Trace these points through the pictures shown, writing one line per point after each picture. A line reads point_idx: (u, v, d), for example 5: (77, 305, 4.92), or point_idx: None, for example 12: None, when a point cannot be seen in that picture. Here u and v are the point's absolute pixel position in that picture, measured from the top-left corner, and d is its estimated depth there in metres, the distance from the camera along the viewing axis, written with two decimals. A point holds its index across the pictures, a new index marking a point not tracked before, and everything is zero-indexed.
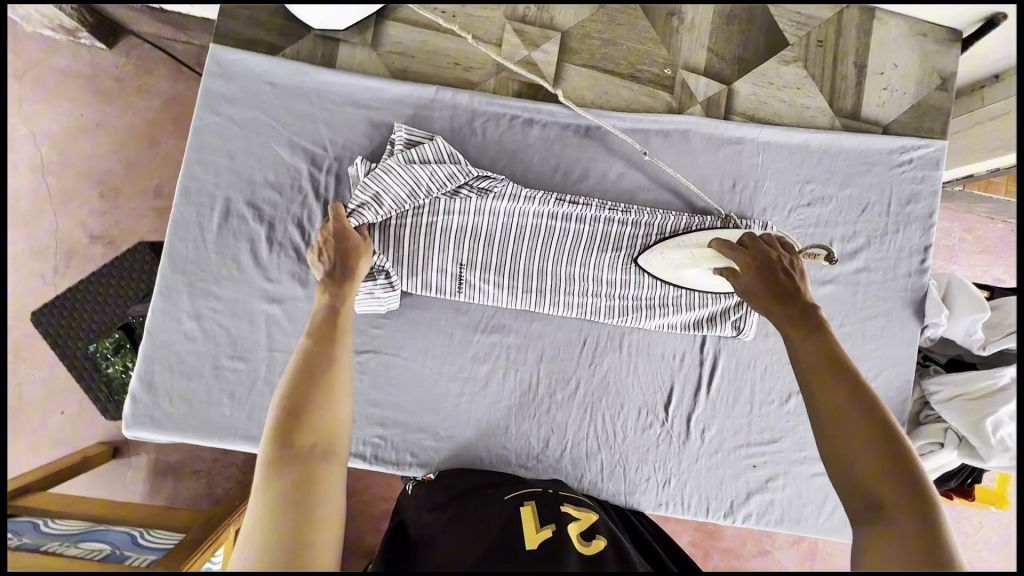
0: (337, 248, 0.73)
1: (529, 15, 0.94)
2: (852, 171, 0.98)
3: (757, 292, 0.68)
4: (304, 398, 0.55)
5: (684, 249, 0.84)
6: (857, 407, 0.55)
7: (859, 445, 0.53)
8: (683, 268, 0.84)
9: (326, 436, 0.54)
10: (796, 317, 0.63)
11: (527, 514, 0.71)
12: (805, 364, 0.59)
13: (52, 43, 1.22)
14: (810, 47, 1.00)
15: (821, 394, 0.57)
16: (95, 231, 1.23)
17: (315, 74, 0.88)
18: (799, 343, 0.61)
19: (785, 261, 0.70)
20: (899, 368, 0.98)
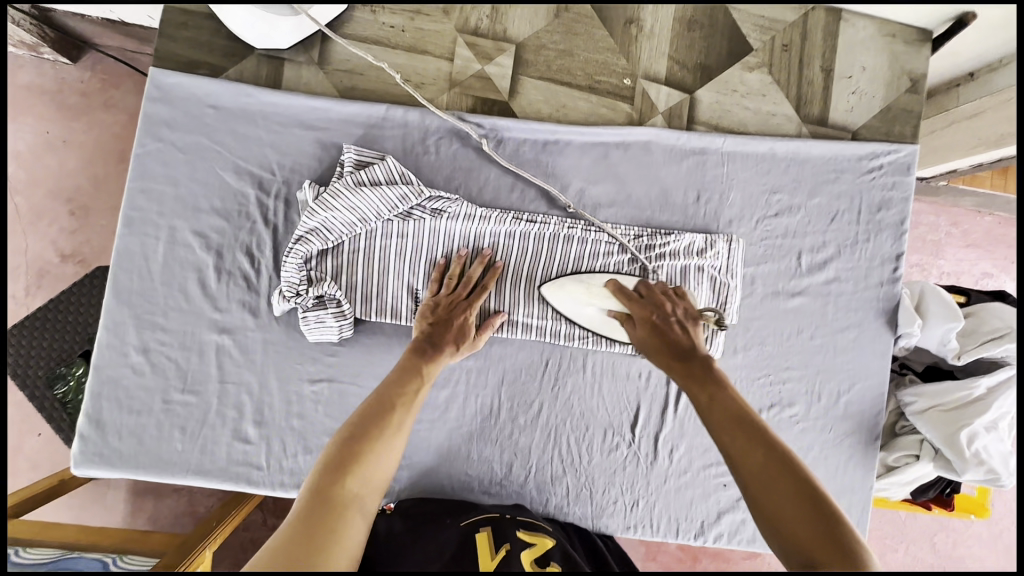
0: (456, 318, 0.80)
1: (481, 27, 0.92)
2: (821, 179, 0.96)
3: (656, 347, 0.74)
4: (365, 428, 0.62)
5: (586, 284, 0.84)
6: (772, 457, 0.60)
7: (780, 496, 0.57)
8: (578, 305, 0.84)
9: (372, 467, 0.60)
10: (697, 373, 0.70)
11: (480, 542, 0.70)
12: (721, 420, 0.64)
13: (15, 59, 1.20)
14: (775, 52, 0.97)
15: (739, 450, 0.61)
16: (65, 250, 1.20)
17: (259, 95, 0.85)
18: (708, 403, 0.66)
19: (677, 310, 0.77)
20: (872, 381, 0.95)
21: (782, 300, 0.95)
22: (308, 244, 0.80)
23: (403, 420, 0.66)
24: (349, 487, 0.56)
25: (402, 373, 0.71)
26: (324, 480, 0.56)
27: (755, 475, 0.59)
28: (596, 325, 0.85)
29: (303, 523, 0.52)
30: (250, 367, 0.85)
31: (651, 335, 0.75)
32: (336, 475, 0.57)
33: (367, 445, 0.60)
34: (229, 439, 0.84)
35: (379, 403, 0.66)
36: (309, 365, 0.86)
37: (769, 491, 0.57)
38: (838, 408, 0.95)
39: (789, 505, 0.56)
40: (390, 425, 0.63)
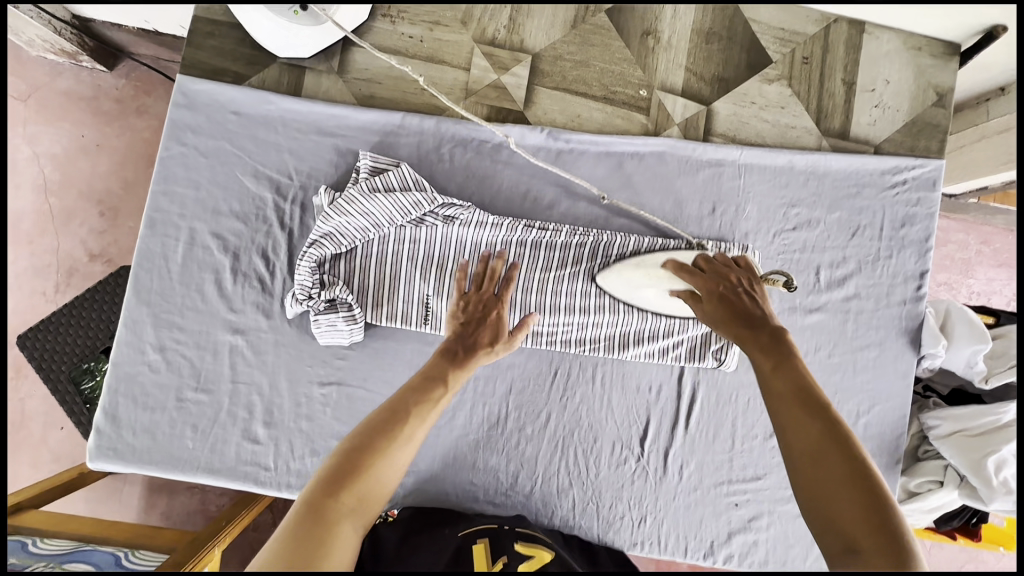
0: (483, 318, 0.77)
1: (498, 38, 0.92)
2: (841, 194, 0.94)
3: (722, 318, 0.68)
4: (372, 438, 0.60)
5: (644, 268, 0.82)
6: (825, 433, 0.55)
7: (826, 475, 0.53)
8: (637, 290, 0.83)
9: (370, 485, 0.57)
10: (764, 342, 0.64)
11: (477, 554, 0.69)
12: (775, 390, 0.60)
13: (55, 66, 1.25)
14: (795, 65, 0.96)
15: (792, 422, 0.57)
16: (94, 249, 1.24)
17: (279, 103, 0.88)
18: (769, 371, 0.61)
19: (742, 282, 0.73)
20: (892, 403, 0.92)
21: (799, 316, 0.93)
22: (321, 248, 0.81)
23: (414, 433, 0.63)
24: (344, 502, 0.55)
25: (422, 380, 0.67)
26: (322, 492, 0.55)
27: (805, 450, 0.55)
28: (655, 306, 0.84)
29: (293, 535, 0.51)
30: (262, 368, 0.86)
31: (718, 306, 0.70)
32: (336, 488, 0.55)
33: (371, 461, 0.58)
34: (239, 439, 0.85)
35: (391, 413, 0.63)
36: (319, 368, 0.86)
37: (814, 468, 0.54)
38: (856, 430, 0.92)
39: (834, 487, 0.52)
40: (397, 439, 0.60)
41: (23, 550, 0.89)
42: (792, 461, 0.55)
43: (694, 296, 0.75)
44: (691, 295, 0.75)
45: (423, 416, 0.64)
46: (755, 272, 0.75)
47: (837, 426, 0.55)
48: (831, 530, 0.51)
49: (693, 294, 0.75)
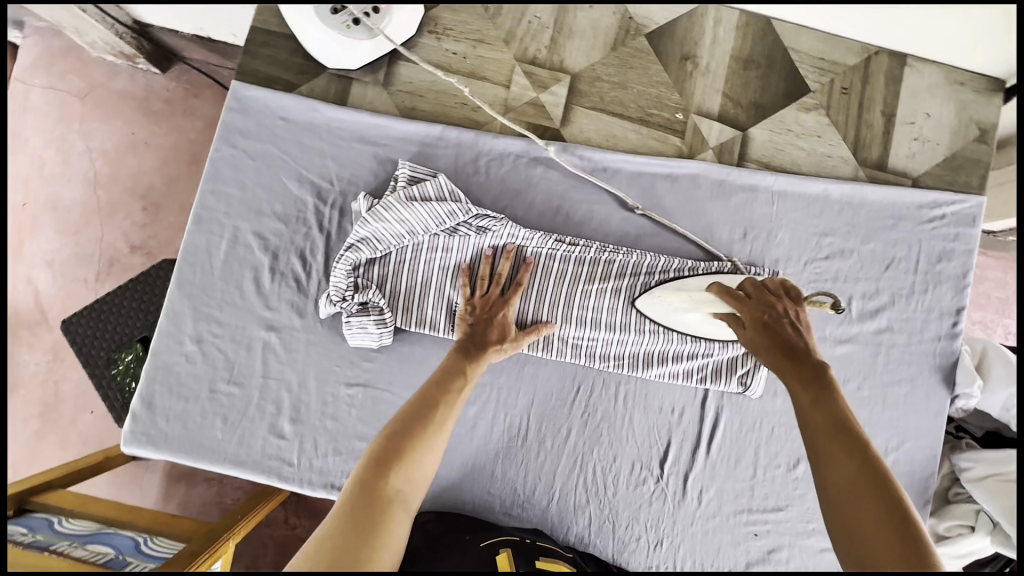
0: (495, 323, 0.81)
1: (539, 57, 0.95)
2: (877, 225, 0.93)
3: (765, 346, 0.65)
4: (408, 426, 0.64)
5: (685, 292, 0.79)
6: (859, 471, 0.55)
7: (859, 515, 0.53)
8: (672, 311, 0.81)
9: (413, 469, 0.61)
10: (806, 373, 0.63)
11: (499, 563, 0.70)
12: (813, 424, 0.60)
13: (112, 67, 1.32)
14: (834, 94, 0.96)
15: (827, 458, 0.57)
16: (136, 241, 1.30)
17: (326, 111, 0.91)
18: (808, 405, 0.61)
19: (789, 312, 0.68)
20: (923, 441, 0.90)
21: (828, 346, 0.91)
22: (358, 252, 0.84)
23: (444, 422, 0.67)
24: (393, 484, 0.58)
25: (442, 379, 0.72)
26: (369, 477, 0.58)
27: (837, 488, 0.55)
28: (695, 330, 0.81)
29: (348, 518, 0.54)
30: (292, 365, 0.88)
31: (762, 334, 0.66)
32: (383, 475, 0.58)
33: (412, 449, 0.62)
34: (265, 433, 0.87)
35: (423, 408, 0.66)
36: (347, 369, 0.88)
37: (847, 505, 0.54)
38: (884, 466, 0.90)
39: (867, 529, 0.52)
40: (433, 426, 0.65)
41: (50, 528, 0.96)
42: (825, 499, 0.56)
43: (736, 320, 0.70)
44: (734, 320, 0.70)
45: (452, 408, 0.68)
46: (801, 301, 0.70)
47: (874, 463, 0.55)
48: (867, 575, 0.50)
49: (738, 318, 0.69)
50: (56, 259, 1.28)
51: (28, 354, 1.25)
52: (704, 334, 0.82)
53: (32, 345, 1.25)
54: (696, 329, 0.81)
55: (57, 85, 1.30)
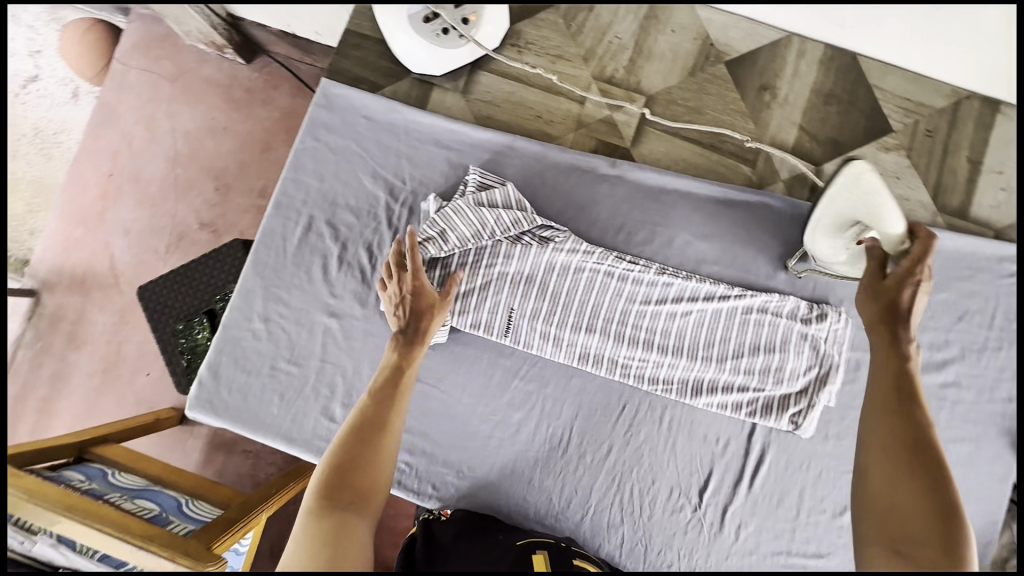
0: (413, 308, 0.81)
1: (616, 77, 0.96)
2: (953, 274, 0.89)
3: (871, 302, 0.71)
4: (344, 440, 0.69)
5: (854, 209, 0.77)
6: (907, 432, 0.63)
7: (893, 468, 0.61)
8: (854, 199, 0.76)
9: (354, 475, 0.66)
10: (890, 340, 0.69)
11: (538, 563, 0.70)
12: (877, 388, 0.67)
13: (203, 55, 1.41)
14: (917, 136, 0.93)
15: (880, 416, 0.65)
16: (206, 219, 1.38)
17: (406, 113, 0.95)
18: (879, 365, 0.68)
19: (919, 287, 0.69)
20: (982, 505, 0.85)
21: None
22: (426, 248, 0.86)
23: (375, 419, 0.72)
24: (338, 494, 0.64)
25: (377, 391, 0.75)
26: (318, 498, 0.64)
27: (882, 442, 0.63)
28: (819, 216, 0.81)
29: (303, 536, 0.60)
30: (349, 352, 0.92)
31: (886, 292, 0.69)
32: (329, 501, 0.63)
33: (353, 472, 0.66)
34: (318, 414, 0.91)
35: (362, 430, 0.70)
36: None
37: (886, 458, 0.62)
38: None
39: (899, 474, 0.60)
40: (363, 431, 0.70)
41: (104, 480, 1.05)
42: (866, 450, 0.64)
43: (871, 274, 0.72)
44: (877, 268, 0.71)
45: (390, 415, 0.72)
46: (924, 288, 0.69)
47: (922, 427, 0.62)
48: (884, 508, 0.59)
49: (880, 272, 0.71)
50: (134, 229, 1.38)
51: (97, 313, 1.35)
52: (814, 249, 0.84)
53: (103, 305, 1.35)
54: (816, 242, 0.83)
55: (153, 69, 1.41)
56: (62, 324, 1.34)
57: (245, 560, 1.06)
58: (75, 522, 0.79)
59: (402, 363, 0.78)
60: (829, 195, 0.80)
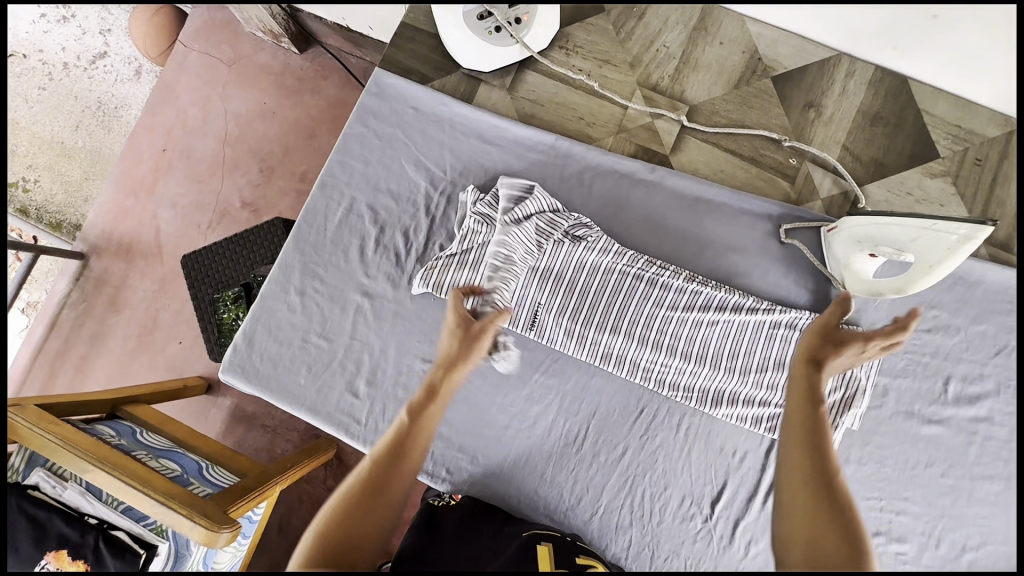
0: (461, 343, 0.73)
1: (661, 85, 0.97)
2: (992, 308, 0.88)
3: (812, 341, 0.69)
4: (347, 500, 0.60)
5: (921, 235, 0.74)
6: (816, 458, 0.56)
7: (805, 497, 0.54)
8: (926, 244, 0.74)
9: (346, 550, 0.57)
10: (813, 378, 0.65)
11: (541, 554, 0.71)
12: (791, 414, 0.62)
13: (259, 42, 1.48)
14: (965, 164, 0.92)
15: (790, 450, 0.59)
16: (247, 198, 1.44)
17: (452, 106, 0.98)
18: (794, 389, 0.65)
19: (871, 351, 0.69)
20: (1010, 548, 0.82)
21: (915, 423, 0.86)
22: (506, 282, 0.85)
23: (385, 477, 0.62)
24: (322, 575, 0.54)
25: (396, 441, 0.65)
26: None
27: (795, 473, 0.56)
28: (901, 221, 0.75)
29: None
30: (377, 332, 0.95)
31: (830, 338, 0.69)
32: None
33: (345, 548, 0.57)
34: (342, 389, 0.94)
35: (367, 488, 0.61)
36: (426, 345, 0.94)
37: (796, 487, 0.55)
38: (959, 564, 0.83)
39: (809, 503, 0.54)
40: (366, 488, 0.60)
41: (132, 436, 1.09)
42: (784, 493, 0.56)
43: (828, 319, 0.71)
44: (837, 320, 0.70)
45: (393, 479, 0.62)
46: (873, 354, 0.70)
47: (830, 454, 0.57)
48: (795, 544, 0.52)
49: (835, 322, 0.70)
50: (180, 202, 1.44)
51: (138, 280, 1.41)
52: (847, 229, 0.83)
53: (145, 273, 1.42)
54: (861, 228, 0.80)
55: (212, 53, 1.48)
56: (105, 288, 1.41)
57: (254, 530, 1.05)
58: (102, 472, 0.84)
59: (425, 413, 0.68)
60: (936, 222, 0.72)
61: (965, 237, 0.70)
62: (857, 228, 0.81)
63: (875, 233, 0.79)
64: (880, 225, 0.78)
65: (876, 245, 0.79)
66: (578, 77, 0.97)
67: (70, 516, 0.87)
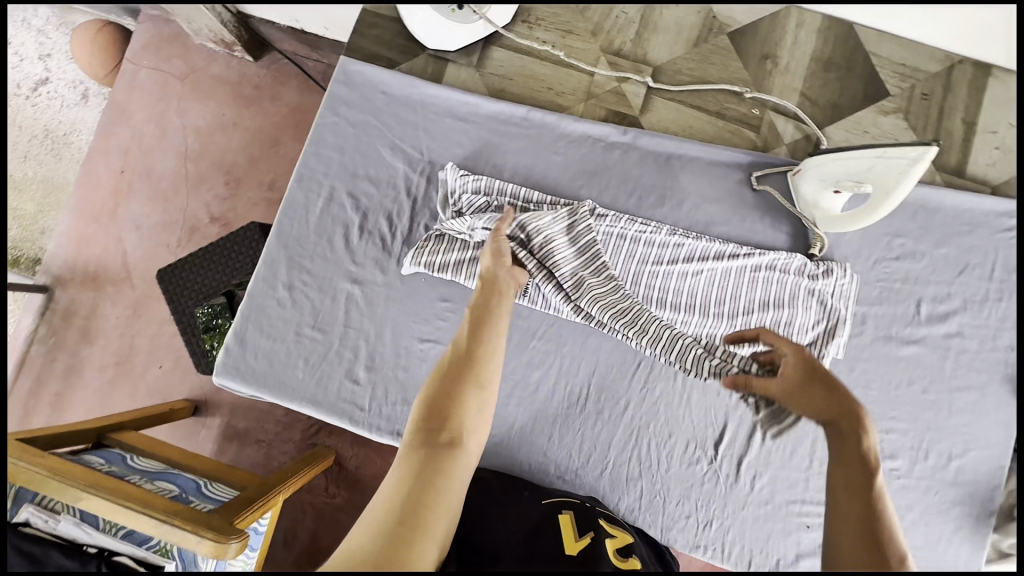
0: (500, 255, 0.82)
1: (624, 50, 1.00)
2: (952, 231, 0.93)
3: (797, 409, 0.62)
4: (443, 374, 0.67)
5: (877, 159, 0.79)
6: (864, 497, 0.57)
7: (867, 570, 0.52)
8: (881, 171, 0.79)
9: (450, 413, 0.63)
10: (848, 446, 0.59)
11: (563, 525, 0.71)
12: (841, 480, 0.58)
13: (212, 53, 1.45)
14: (913, 100, 0.97)
15: (839, 510, 0.57)
16: (216, 212, 1.41)
17: (422, 88, 0.99)
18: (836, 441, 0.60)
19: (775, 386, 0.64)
20: (988, 451, 0.89)
21: (894, 346, 0.91)
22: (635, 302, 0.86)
23: (475, 351, 0.69)
24: (431, 428, 0.62)
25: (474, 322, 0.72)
26: (415, 438, 0.61)
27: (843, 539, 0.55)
28: (859, 151, 0.81)
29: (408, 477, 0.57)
30: (371, 317, 0.95)
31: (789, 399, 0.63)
32: (422, 438, 0.61)
33: (450, 414, 0.63)
34: (342, 377, 0.94)
35: (453, 363, 0.68)
36: (422, 325, 0.95)
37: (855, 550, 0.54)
38: (946, 472, 0.89)
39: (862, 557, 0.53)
40: (455, 363, 0.68)
41: (125, 463, 1.07)
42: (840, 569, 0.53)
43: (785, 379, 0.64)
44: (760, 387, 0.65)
45: (479, 347, 0.69)
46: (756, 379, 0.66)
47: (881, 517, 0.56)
48: None
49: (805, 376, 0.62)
50: (144, 224, 1.41)
51: (110, 308, 1.37)
52: (813, 169, 0.88)
53: (116, 299, 1.37)
54: (822, 164, 0.86)
55: (163, 68, 1.44)
56: (74, 320, 1.37)
57: (262, 542, 1.04)
58: (102, 499, 0.82)
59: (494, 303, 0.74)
60: (887, 150, 0.77)
61: (914, 159, 0.75)
62: (820, 167, 0.86)
63: (837, 166, 0.84)
64: (841, 159, 0.84)
65: (838, 180, 0.84)
66: (544, 48, 1.00)
67: (66, 546, 0.83)
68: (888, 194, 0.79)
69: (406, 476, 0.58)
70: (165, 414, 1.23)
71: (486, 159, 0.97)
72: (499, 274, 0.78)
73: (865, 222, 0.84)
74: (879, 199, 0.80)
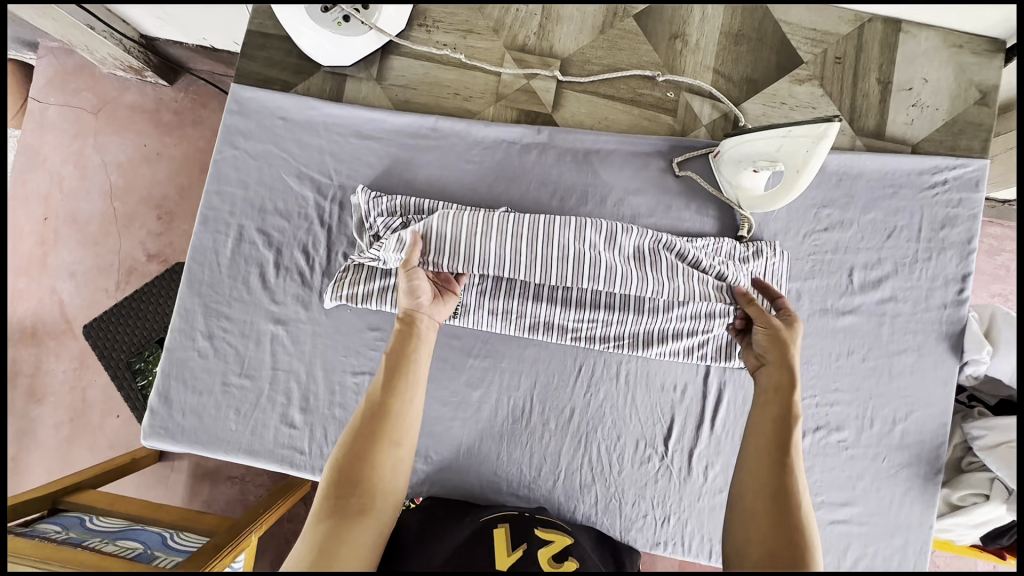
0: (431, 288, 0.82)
1: (528, 44, 0.97)
2: (876, 195, 0.92)
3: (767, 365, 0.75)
4: (357, 428, 0.67)
5: (784, 139, 0.77)
6: (774, 427, 0.70)
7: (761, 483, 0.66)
8: (788, 150, 0.76)
9: (362, 472, 0.64)
10: (782, 382, 0.72)
11: (496, 539, 0.70)
12: (763, 406, 0.72)
13: (123, 81, 1.33)
14: (827, 64, 0.95)
15: (756, 445, 0.70)
16: (152, 249, 1.32)
17: (322, 108, 0.94)
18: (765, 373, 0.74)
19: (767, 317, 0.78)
20: (930, 410, 0.89)
21: (831, 318, 0.91)
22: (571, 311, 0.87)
23: (391, 405, 0.69)
24: (343, 489, 0.62)
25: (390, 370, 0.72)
26: (325, 499, 0.61)
27: (755, 480, 0.67)
28: (769, 131, 0.79)
29: (315, 542, 0.58)
30: (300, 357, 0.91)
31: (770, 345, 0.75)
32: (331, 500, 0.61)
33: (361, 475, 0.63)
34: (277, 423, 0.90)
35: (368, 415, 0.68)
36: (353, 358, 0.91)
37: (757, 472, 0.67)
38: (892, 437, 0.89)
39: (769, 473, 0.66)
40: (369, 417, 0.68)
41: (81, 526, 0.97)
42: (741, 489, 0.67)
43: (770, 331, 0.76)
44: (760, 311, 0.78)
45: (394, 400, 0.69)
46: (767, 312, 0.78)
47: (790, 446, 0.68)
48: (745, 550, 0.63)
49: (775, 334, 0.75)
50: (78, 271, 1.31)
51: (55, 363, 1.28)
52: (735, 152, 0.85)
53: (60, 354, 1.28)
54: (745, 145, 0.83)
55: (73, 103, 1.33)
56: (19, 379, 1.27)
57: None
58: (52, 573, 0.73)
59: (410, 349, 0.74)
60: (792, 128, 0.75)
61: (817, 136, 0.72)
62: (738, 149, 0.84)
63: (755, 147, 0.81)
64: (755, 141, 0.81)
65: (755, 161, 0.82)
66: (444, 52, 0.95)
67: None
68: (795, 174, 0.76)
69: (313, 539, 0.58)
70: (132, 464, 1.13)
71: (398, 177, 0.92)
72: (415, 314, 0.77)
73: (785, 203, 0.80)
74: (791, 178, 0.77)
